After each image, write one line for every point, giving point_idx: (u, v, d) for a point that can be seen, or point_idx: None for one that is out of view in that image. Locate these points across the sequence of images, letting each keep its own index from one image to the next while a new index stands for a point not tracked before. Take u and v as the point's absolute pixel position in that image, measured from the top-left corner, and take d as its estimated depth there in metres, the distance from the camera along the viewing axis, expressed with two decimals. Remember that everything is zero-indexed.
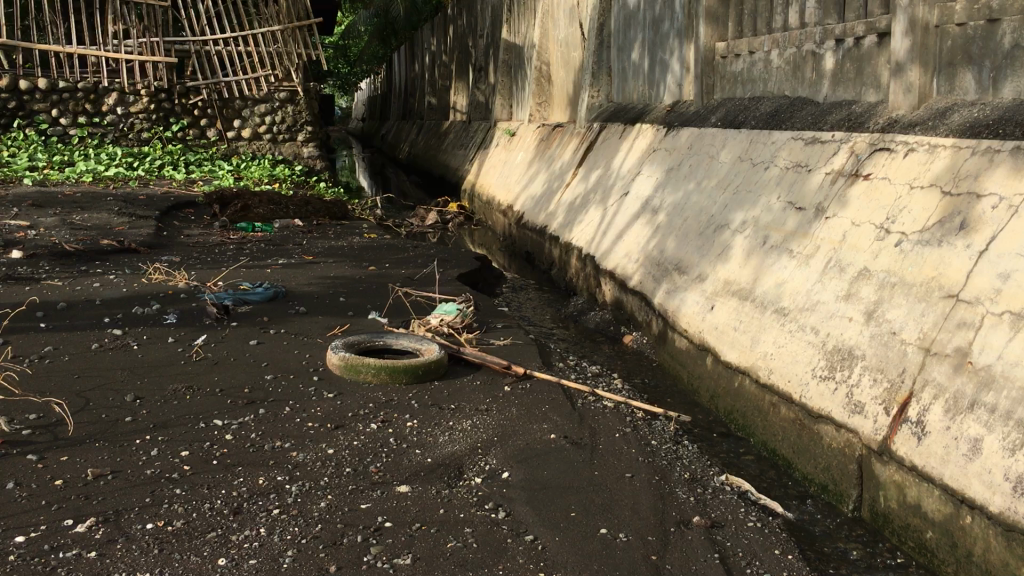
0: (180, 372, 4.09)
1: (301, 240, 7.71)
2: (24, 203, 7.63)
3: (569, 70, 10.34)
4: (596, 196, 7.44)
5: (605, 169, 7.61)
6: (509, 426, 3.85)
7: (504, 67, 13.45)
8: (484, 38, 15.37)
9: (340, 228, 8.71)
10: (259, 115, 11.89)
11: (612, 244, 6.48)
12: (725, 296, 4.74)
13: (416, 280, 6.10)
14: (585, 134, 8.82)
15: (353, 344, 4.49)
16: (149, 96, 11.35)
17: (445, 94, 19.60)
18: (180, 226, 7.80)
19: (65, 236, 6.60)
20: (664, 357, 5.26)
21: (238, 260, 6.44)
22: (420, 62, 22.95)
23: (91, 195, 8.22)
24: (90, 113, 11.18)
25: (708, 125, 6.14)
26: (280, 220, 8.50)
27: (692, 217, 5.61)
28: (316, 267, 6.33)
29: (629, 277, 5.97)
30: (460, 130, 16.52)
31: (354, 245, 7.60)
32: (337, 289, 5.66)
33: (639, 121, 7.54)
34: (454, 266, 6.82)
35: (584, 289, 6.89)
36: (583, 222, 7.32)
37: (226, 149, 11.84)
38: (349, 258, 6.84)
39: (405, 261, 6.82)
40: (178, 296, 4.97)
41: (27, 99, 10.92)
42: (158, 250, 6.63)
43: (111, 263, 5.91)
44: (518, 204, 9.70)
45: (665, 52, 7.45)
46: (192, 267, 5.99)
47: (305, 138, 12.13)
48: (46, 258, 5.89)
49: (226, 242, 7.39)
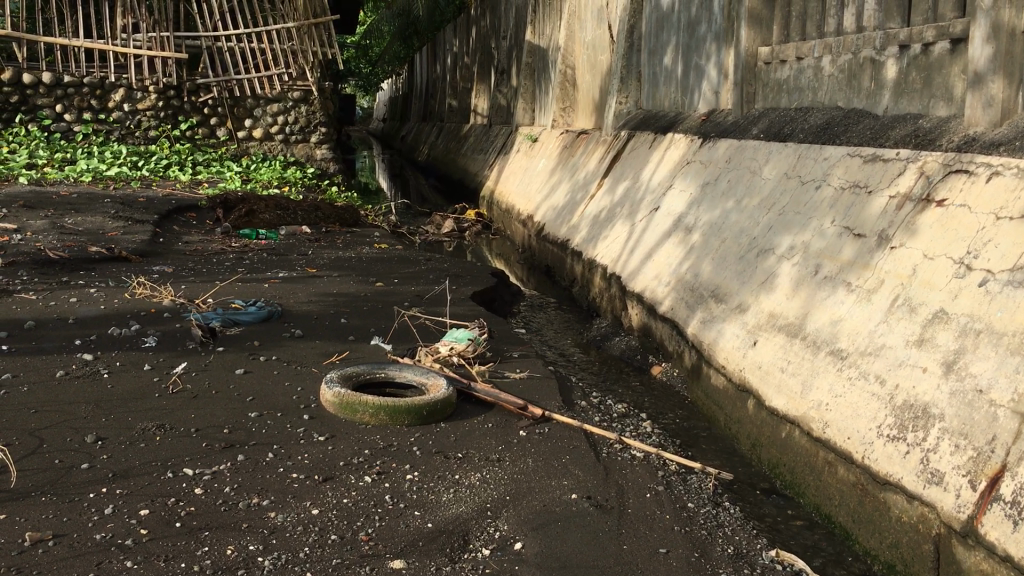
0: (153, 407, 3.61)
1: (308, 250, 7.24)
2: (14, 203, 7.18)
3: (595, 74, 9.84)
4: (623, 209, 6.93)
5: (634, 181, 7.10)
6: (524, 483, 3.34)
7: (528, 70, 12.97)
8: (507, 39, 14.89)
9: (351, 237, 8.23)
10: (272, 115, 11.43)
11: (641, 264, 5.96)
12: (771, 331, 4.21)
13: (426, 299, 5.62)
14: (611, 142, 8.31)
15: (350, 377, 4.00)
16: (157, 93, 10.91)
17: (466, 97, 19.15)
18: (179, 232, 7.34)
19: (52, 241, 6.14)
20: (697, 395, 4.75)
21: (235, 272, 5.98)
22: (442, 63, 22.50)
23: (88, 197, 7.77)
24: (95, 109, 10.74)
25: (750, 137, 5.62)
26: (287, 227, 8.04)
27: (731, 238, 5.08)
28: (318, 282, 5.85)
29: (658, 302, 5.45)
30: (480, 134, 16.05)
31: (363, 256, 7.12)
32: (340, 309, 5.17)
33: (671, 130, 7.03)
34: (468, 283, 6.33)
35: (608, 311, 6.38)
36: (609, 238, 6.80)
37: (237, 149, 11.41)
38: (355, 271, 6.36)
39: (416, 277, 6.33)
40: (162, 315, 4.50)
41: (30, 93, 10.51)
42: (151, 259, 6.17)
43: (97, 274, 5.45)
44: (539, 215, 9.19)
45: (701, 57, 6.93)
46: (184, 279, 5.53)
47: (318, 140, 11.71)
48: (27, 266, 5.44)
49: (227, 250, 6.93)
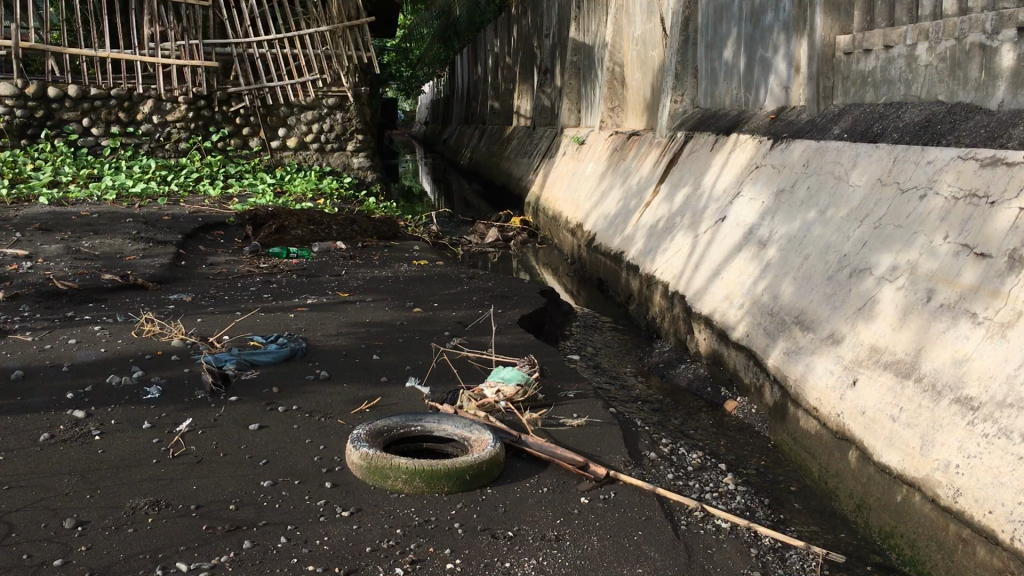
0: (147, 477, 3.07)
1: (341, 269, 6.71)
2: (29, 225, 6.75)
3: (646, 71, 9.21)
4: (683, 219, 6.30)
5: (695, 187, 6.45)
6: (590, 572, 2.74)
7: (572, 69, 12.37)
8: (550, 37, 14.29)
9: (388, 253, 7.69)
10: (306, 123, 10.98)
11: (708, 282, 5.32)
12: (873, 370, 3.56)
13: (469, 328, 5.04)
14: (666, 144, 7.68)
15: (380, 433, 3.44)
16: (188, 103, 10.51)
17: (508, 98, 18.61)
18: (205, 253, 6.86)
19: (63, 269, 5.66)
20: (783, 438, 4.12)
21: (260, 299, 5.45)
22: (483, 64, 21.93)
23: (109, 216, 7.32)
24: (124, 122, 10.36)
25: (831, 137, 4.96)
26: (320, 244, 7.53)
27: (816, 255, 4.43)
28: (350, 309, 5.30)
29: (730, 327, 4.82)
30: (524, 136, 15.49)
31: (401, 275, 6.56)
32: (372, 342, 4.61)
33: (735, 131, 6.38)
34: (514, 306, 5.75)
35: (670, 334, 5.75)
36: (669, 250, 6.17)
37: (270, 160, 10.99)
38: (391, 294, 5.81)
39: (458, 300, 5.76)
40: (169, 359, 3.97)
41: (55, 108, 10.10)
42: (171, 286, 5.68)
43: (108, 307, 4.96)
44: (589, 224, 8.58)
45: (767, 49, 6.27)
46: (202, 310, 5.02)
47: (355, 148, 11.21)
48: (31, 299, 4.96)
49: (254, 272, 6.42)
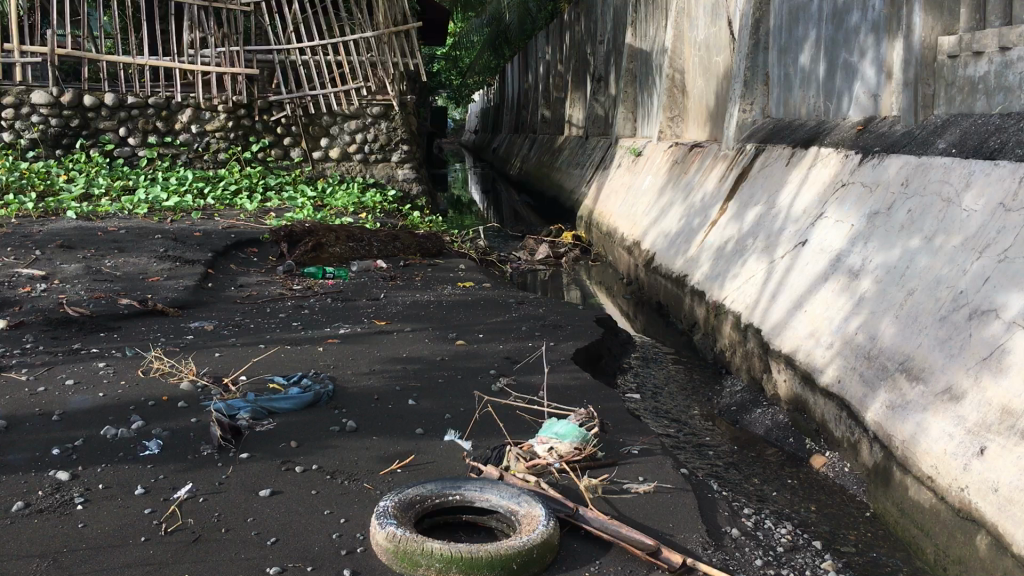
0: (130, 561, 2.56)
1: (380, 292, 6.20)
2: (51, 242, 6.35)
3: (710, 78, 8.60)
4: (756, 241, 5.68)
5: (769, 206, 5.83)
6: None
7: (628, 77, 11.81)
8: (605, 43, 13.73)
9: (431, 273, 7.18)
10: (350, 133, 10.56)
11: (789, 315, 4.69)
12: (1006, 437, 2.93)
13: (517, 366, 4.49)
14: (734, 156, 7.07)
15: (411, 505, 2.89)
16: (227, 112, 10.15)
17: (560, 106, 18.08)
18: (235, 273, 6.40)
19: (78, 292, 5.23)
20: (887, 507, 3.50)
21: (288, 328, 4.96)
22: (533, 72, 21.42)
23: (137, 232, 6.92)
24: (161, 132, 10.02)
25: (935, 152, 4.33)
26: (359, 263, 7.04)
27: (922, 290, 3.80)
28: (386, 341, 4.78)
29: (816, 370, 4.20)
30: (576, 145, 14.94)
31: (444, 300, 6.04)
32: (406, 384, 4.08)
33: (814, 143, 5.75)
34: (568, 339, 5.18)
35: (742, 370, 5.15)
36: (740, 276, 5.56)
37: (312, 171, 10.58)
38: (432, 323, 5.28)
39: (505, 331, 5.21)
40: (174, 405, 3.48)
41: (91, 117, 9.79)
42: (194, 311, 5.22)
43: (119, 337, 4.50)
44: (647, 242, 7.98)
45: (853, 54, 5.65)
46: (222, 343, 4.53)
47: (400, 159, 10.74)
48: (37, 328, 4.52)
49: (285, 295, 5.94)
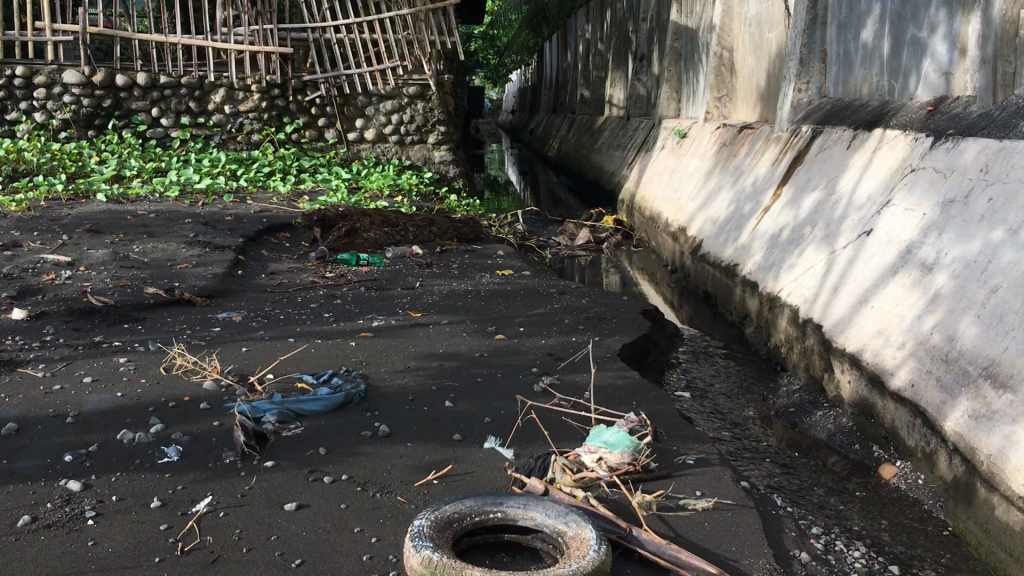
0: None
1: (416, 280, 5.96)
2: (79, 226, 6.18)
3: (761, 56, 8.22)
4: (815, 229, 5.34)
5: (828, 193, 5.48)
6: None
7: (673, 56, 11.42)
8: (648, 21, 13.33)
9: (469, 259, 6.92)
10: (386, 113, 10.31)
11: (853, 311, 4.36)
12: None
13: (561, 364, 4.22)
14: (788, 138, 6.71)
15: (449, 523, 2.63)
16: (261, 92, 9.94)
17: (600, 86, 17.70)
18: (267, 259, 6.19)
19: (104, 280, 5.04)
20: (969, 526, 3.19)
21: (319, 320, 4.73)
22: (573, 52, 21.01)
23: (167, 216, 6.72)
24: (194, 112, 9.83)
25: (1018, 135, 3.95)
26: (394, 249, 6.80)
27: (1007, 287, 3.44)
28: (422, 336, 4.53)
29: (885, 372, 3.87)
30: (616, 126, 14.57)
31: (482, 289, 5.77)
32: (443, 384, 3.82)
33: (878, 125, 5.39)
34: (614, 333, 4.90)
35: (799, 368, 4.84)
36: (798, 266, 5.22)
37: (347, 153, 10.35)
38: (470, 314, 5.02)
39: (547, 324, 4.94)
40: (196, 407, 3.25)
41: (124, 97, 9.61)
42: (223, 301, 5.00)
43: (144, 329, 4.29)
44: (693, 228, 7.65)
45: (922, 29, 5.26)
46: (250, 336, 4.31)
47: (437, 140, 10.48)
48: (59, 319, 4.32)
49: (318, 283, 5.71)
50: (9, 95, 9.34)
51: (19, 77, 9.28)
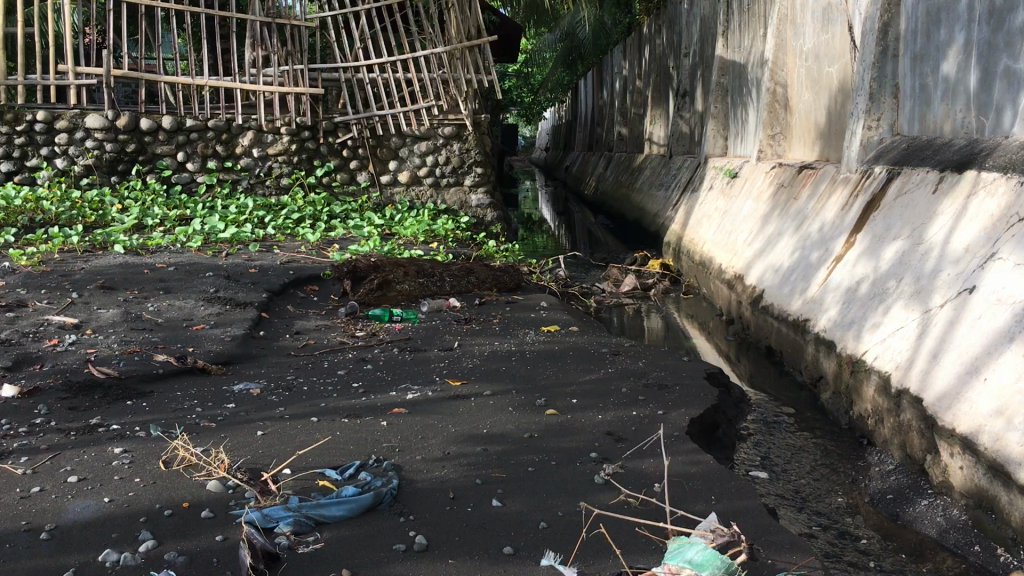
0: None
1: (454, 339, 5.43)
2: (92, 282, 5.75)
3: (821, 91, 7.67)
4: (902, 283, 4.73)
5: (916, 242, 4.88)
6: None
7: (719, 92, 10.91)
8: (690, 57, 12.85)
9: (511, 312, 6.40)
10: (420, 155, 9.89)
11: (961, 383, 3.74)
12: None
13: (623, 447, 3.66)
14: (859, 179, 6.12)
15: None
16: (291, 135, 9.56)
17: (639, 123, 17.21)
18: (292, 316, 5.71)
19: (112, 345, 4.57)
20: None
21: (348, 392, 4.20)
22: (609, 88, 20.57)
23: (187, 269, 6.29)
24: (221, 156, 9.46)
25: None
26: (430, 302, 6.28)
27: None
28: (463, 411, 3.99)
29: (1010, 462, 3.25)
30: (658, 164, 14.05)
31: (527, 349, 5.23)
32: (487, 475, 3.28)
33: (969, 166, 4.79)
34: (679, 406, 4.33)
35: (893, 444, 4.23)
36: (884, 326, 4.62)
37: (380, 197, 9.94)
38: (516, 383, 4.48)
39: (602, 394, 4.38)
40: (196, 515, 2.73)
41: (149, 141, 9.26)
42: (240, 369, 4.51)
43: (148, 407, 3.80)
44: (752, 276, 7.07)
45: (1017, 59, 4.67)
46: (269, 414, 3.80)
47: (473, 183, 10.03)
48: (55, 395, 3.84)
49: (347, 343, 5.20)
50: (31, 141, 9.00)
51: (40, 122, 8.93)
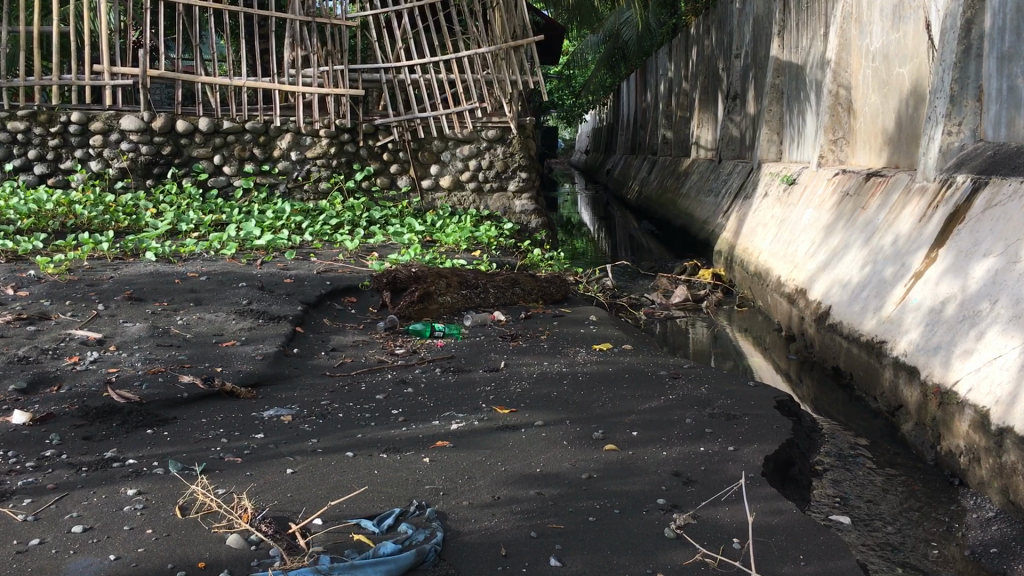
0: None
1: (500, 358, 5.06)
2: (120, 292, 5.45)
3: (891, 93, 7.18)
4: (995, 305, 4.25)
5: (1011, 260, 4.39)
6: None
7: (775, 94, 10.44)
8: (742, 58, 12.37)
9: (559, 327, 6.01)
10: (462, 159, 9.55)
11: None
12: None
13: (695, 492, 3.26)
14: (939, 189, 5.64)
15: None
16: (330, 137, 9.27)
17: (685, 126, 16.72)
18: (329, 331, 5.38)
19: (136, 364, 4.25)
20: None
21: (386, 420, 3.84)
22: (653, 90, 20.07)
23: (220, 279, 5.98)
24: (259, 160, 9.18)
25: None
26: (474, 316, 5.93)
27: None
28: (513, 446, 3.60)
29: None
30: (706, 168, 13.57)
31: (579, 371, 4.84)
32: (543, 526, 2.89)
33: None
34: (752, 442, 3.92)
35: (992, 488, 3.78)
36: (977, 353, 4.15)
37: (421, 203, 9.62)
38: (570, 412, 4.09)
39: (665, 426, 3.98)
40: None
41: (184, 143, 9.01)
42: (272, 391, 4.17)
43: (171, 437, 3.46)
44: (817, 291, 6.62)
45: None
46: (300, 447, 3.45)
47: (517, 188, 9.66)
48: (70, 423, 3.52)
49: (387, 362, 4.84)
50: (64, 142, 8.79)
51: (74, 124, 8.73)
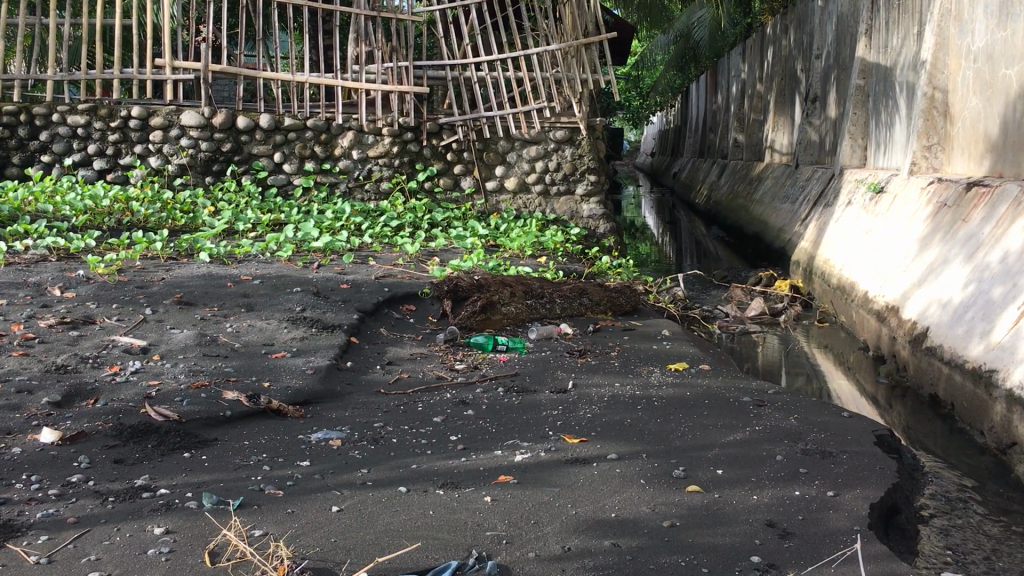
0: None
1: (566, 377, 4.68)
2: (169, 295, 5.21)
3: (996, 96, 6.61)
4: None
5: None
6: None
7: (859, 96, 9.86)
8: (823, 58, 11.79)
9: (630, 342, 5.60)
10: (529, 160, 9.18)
11: None
12: None
13: (795, 548, 2.84)
14: None
15: None
16: (393, 136, 8.99)
17: (758, 129, 16.13)
18: (385, 342, 5.06)
19: (179, 376, 3.97)
20: None
21: (442, 448, 3.49)
22: (724, 92, 19.49)
23: (273, 283, 5.70)
24: (320, 158, 8.93)
25: None
26: (539, 329, 5.55)
27: None
28: (584, 484, 3.22)
29: None
30: (781, 174, 13.00)
31: (655, 395, 4.43)
32: None
33: None
34: (853, 487, 3.47)
35: None
36: None
37: (485, 205, 9.28)
38: (644, 443, 3.69)
39: (754, 464, 3.55)
40: None
41: (244, 140, 8.80)
42: (321, 410, 3.86)
43: (209, 462, 3.16)
44: (911, 310, 6.10)
45: None
46: (347, 478, 3.10)
47: (585, 191, 9.26)
48: (103, 443, 3.24)
49: (445, 379, 4.49)
50: (124, 137, 8.66)
51: (135, 119, 8.59)
